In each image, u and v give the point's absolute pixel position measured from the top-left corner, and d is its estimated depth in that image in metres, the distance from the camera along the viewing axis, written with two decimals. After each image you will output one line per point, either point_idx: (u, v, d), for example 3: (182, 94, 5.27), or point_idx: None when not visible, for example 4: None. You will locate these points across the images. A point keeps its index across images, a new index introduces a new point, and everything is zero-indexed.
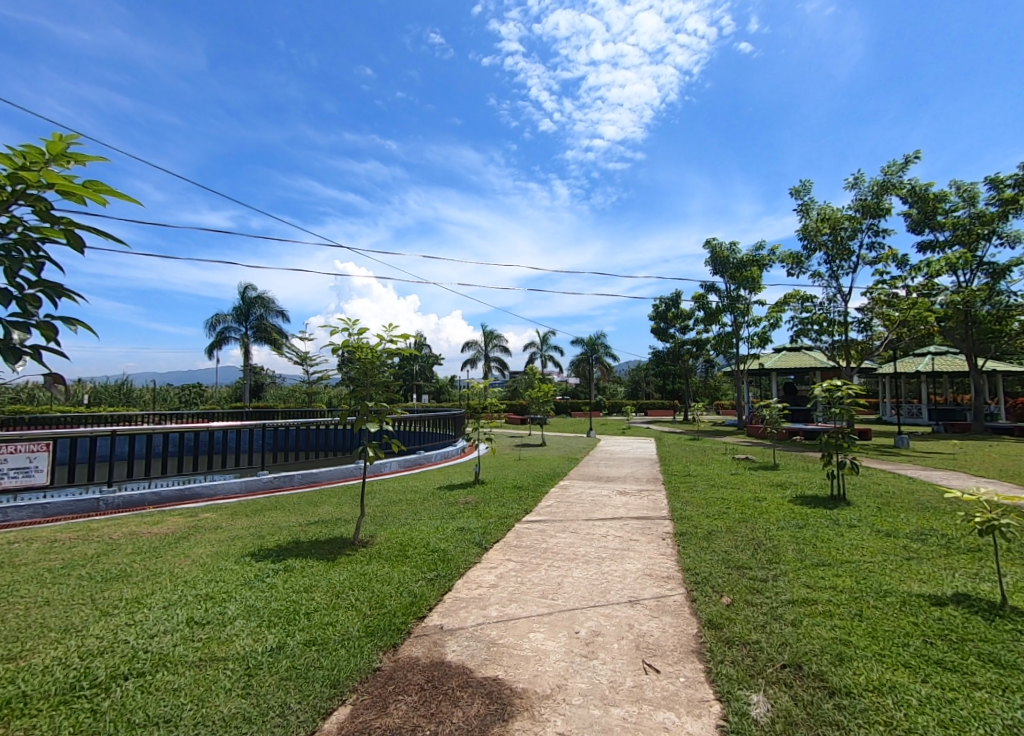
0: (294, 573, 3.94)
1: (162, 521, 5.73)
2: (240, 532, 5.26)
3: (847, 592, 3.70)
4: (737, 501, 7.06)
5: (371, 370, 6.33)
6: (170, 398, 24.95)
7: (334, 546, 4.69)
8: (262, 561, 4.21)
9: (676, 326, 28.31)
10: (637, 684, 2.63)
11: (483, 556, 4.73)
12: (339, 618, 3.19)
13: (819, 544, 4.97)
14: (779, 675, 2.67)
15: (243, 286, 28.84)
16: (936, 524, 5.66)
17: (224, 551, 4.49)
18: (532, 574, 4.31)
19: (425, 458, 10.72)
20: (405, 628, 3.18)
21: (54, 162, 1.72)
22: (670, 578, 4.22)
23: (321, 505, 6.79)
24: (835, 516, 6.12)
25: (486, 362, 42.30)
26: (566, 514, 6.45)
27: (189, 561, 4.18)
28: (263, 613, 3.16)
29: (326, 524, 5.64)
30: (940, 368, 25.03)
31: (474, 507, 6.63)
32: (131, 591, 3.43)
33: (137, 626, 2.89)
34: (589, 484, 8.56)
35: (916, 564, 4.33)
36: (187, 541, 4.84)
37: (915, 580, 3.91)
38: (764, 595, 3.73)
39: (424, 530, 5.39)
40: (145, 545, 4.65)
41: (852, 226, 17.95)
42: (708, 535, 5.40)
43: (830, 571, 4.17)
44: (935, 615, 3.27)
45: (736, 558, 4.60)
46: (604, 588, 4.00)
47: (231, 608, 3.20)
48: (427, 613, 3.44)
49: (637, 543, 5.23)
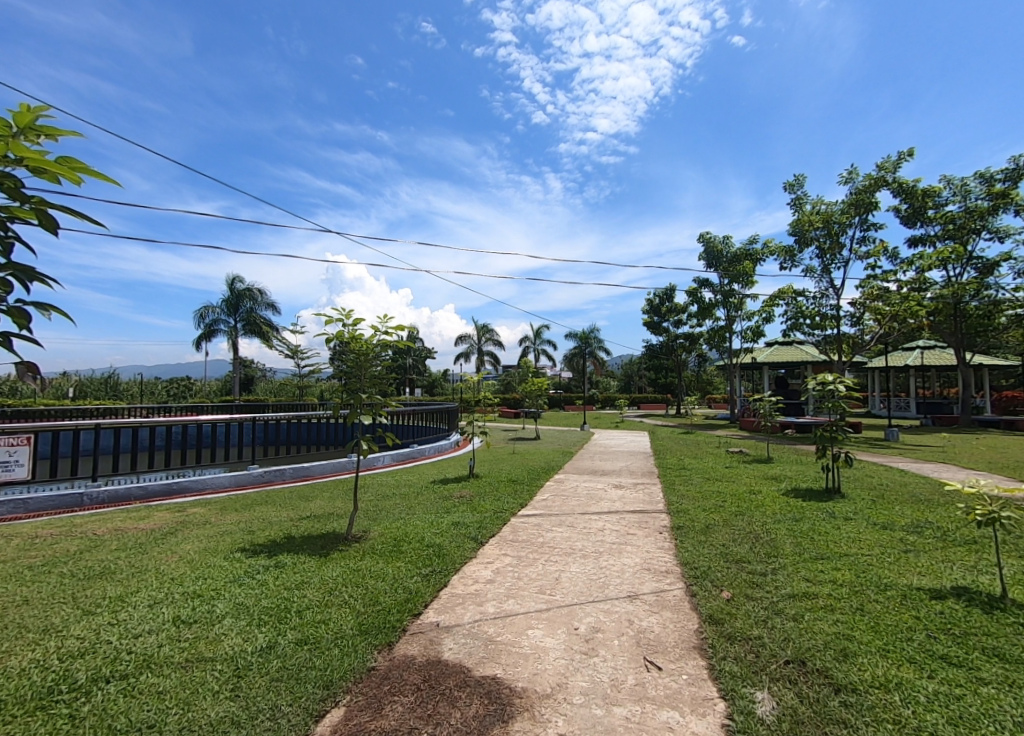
0: (285, 569, 3.83)
1: (149, 516, 5.61)
2: (230, 527, 5.14)
3: (847, 586, 3.66)
4: (733, 494, 7.04)
5: (363, 363, 6.18)
6: (157, 392, 24.65)
7: (326, 542, 4.60)
8: (252, 557, 4.11)
9: (670, 321, 28.29)
10: (640, 681, 2.57)
11: (480, 551, 4.65)
12: (332, 616, 3.10)
13: (816, 537, 4.95)
14: (782, 671, 2.62)
15: (231, 277, 28.44)
16: (931, 516, 5.66)
17: (212, 547, 4.38)
18: (530, 569, 4.24)
19: (419, 451, 10.64)
20: (400, 625, 3.10)
21: (23, 136, 1.58)
22: (668, 572, 4.18)
23: (313, 499, 6.70)
24: (831, 508, 6.11)
25: (479, 355, 42.11)
26: (562, 508, 6.40)
27: (175, 558, 4.05)
28: (253, 611, 3.06)
29: (317, 519, 5.52)
30: (929, 362, 25.25)
31: (469, 501, 6.55)
32: (114, 589, 3.32)
33: (120, 627, 2.78)
34: (585, 478, 8.51)
35: (914, 556, 4.30)
36: (174, 537, 4.71)
37: (914, 573, 3.89)
38: (763, 589, 3.69)
39: (418, 524, 5.30)
40: (131, 541, 4.53)
41: (844, 220, 18.01)
42: (705, 529, 5.37)
43: (830, 564, 4.13)
44: (936, 608, 3.23)
45: (735, 552, 4.56)
46: (602, 583, 3.94)
47: (220, 607, 3.09)
48: (423, 609, 3.37)
49: (634, 537, 5.17)
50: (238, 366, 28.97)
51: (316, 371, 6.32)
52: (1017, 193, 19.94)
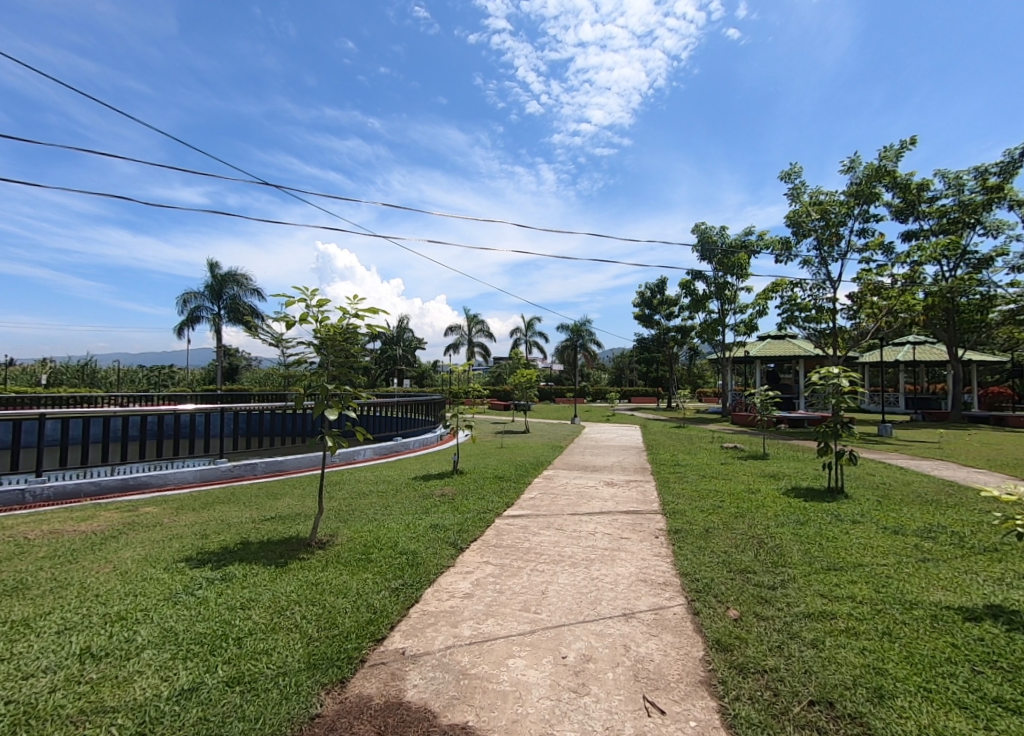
0: (232, 583, 3.36)
1: (94, 516, 5.07)
2: (182, 530, 4.63)
3: (868, 604, 3.23)
4: (730, 494, 6.64)
5: (336, 349, 5.70)
6: (137, 380, 23.78)
7: (286, 549, 4.11)
8: (197, 568, 3.62)
9: (662, 313, 27.94)
10: (639, 733, 2.13)
11: (459, 558, 4.20)
12: (277, 646, 2.64)
13: (824, 543, 4.55)
14: (808, 717, 2.20)
15: (214, 263, 27.65)
16: (942, 519, 5.30)
17: (155, 555, 3.88)
18: (513, 580, 3.79)
19: (403, 445, 10.26)
20: (358, 655, 2.64)
21: None
22: (668, 584, 3.75)
23: (281, 497, 6.19)
24: (836, 510, 5.74)
25: (469, 346, 41.55)
26: (551, 508, 5.97)
27: (107, 569, 3.57)
28: (180, 639, 2.60)
29: (282, 521, 5.03)
30: (920, 358, 25.18)
31: (451, 500, 6.09)
32: (23, 611, 2.85)
33: (9, 664, 2.32)
34: (574, 475, 8.11)
35: (934, 567, 3.91)
36: (116, 542, 4.21)
37: (940, 588, 3.47)
38: (774, 607, 3.27)
39: (392, 528, 4.83)
40: (63, 547, 4.01)
41: (844, 211, 17.61)
42: (705, 533, 4.96)
43: (844, 577, 3.71)
44: (975, 633, 2.81)
45: (738, 561, 4.15)
46: (594, 599, 3.49)
47: (143, 634, 2.63)
48: (388, 633, 2.91)
49: (628, 542, 4.74)
50: (221, 355, 28.26)
51: (300, 361, 5.73)
52: (1012, 187, 19.74)
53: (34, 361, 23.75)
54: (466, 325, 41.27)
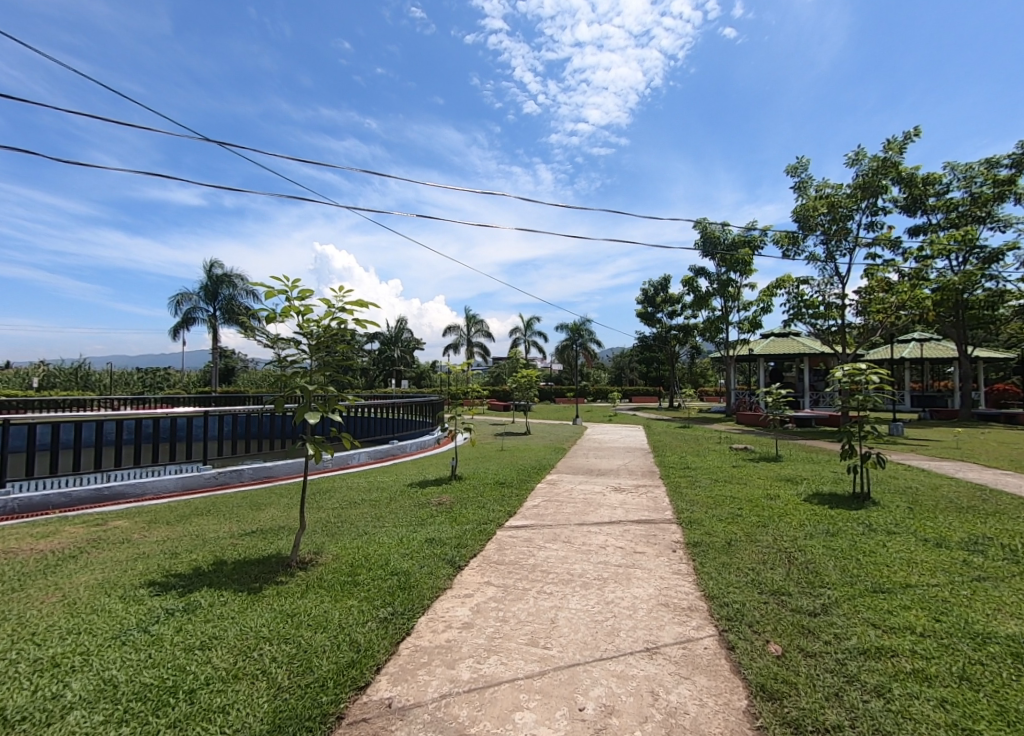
0: (193, 616, 2.90)
1: (56, 532, 4.62)
2: (150, 548, 4.18)
3: (932, 638, 2.77)
4: (748, 501, 6.17)
5: (325, 347, 5.21)
6: (132, 382, 23.34)
7: (263, 571, 3.66)
8: (157, 596, 3.16)
9: (664, 312, 27.51)
10: None
11: (457, 579, 3.74)
12: (237, 700, 2.19)
13: (863, 559, 4.09)
14: None
15: (211, 264, 27.43)
16: (985, 529, 4.85)
17: (112, 580, 3.42)
18: (519, 606, 3.33)
19: (399, 448, 9.82)
20: (336, 710, 2.20)
21: None
22: (693, 610, 3.31)
23: (266, 508, 5.73)
24: (866, 519, 5.28)
25: (468, 346, 41.17)
26: (555, 518, 5.50)
27: (51, 599, 3.10)
28: (118, 696, 2.15)
29: (263, 536, 4.56)
30: (928, 355, 24.74)
31: (448, 510, 5.63)
32: None
33: None
34: (579, 479, 7.64)
35: (995, 589, 3.45)
36: (74, 563, 3.77)
37: (1009, 617, 3.02)
38: (821, 641, 2.81)
39: (384, 544, 4.37)
40: (9, 571, 3.56)
41: (850, 205, 17.18)
42: (728, 547, 4.49)
43: (896, 602, 3.26)
44: None
45: (769, 581, 3.69)
46: (611, 630, 3.03)
47: (74, 689, 2.18)
48: (373, 678, 2.46)
49: (643, 558, 4.28)
50: (216, 356, 27.85)
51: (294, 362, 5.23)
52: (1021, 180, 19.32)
53: (27, 363, 23.34)
54: (466, 324, 40.90)
